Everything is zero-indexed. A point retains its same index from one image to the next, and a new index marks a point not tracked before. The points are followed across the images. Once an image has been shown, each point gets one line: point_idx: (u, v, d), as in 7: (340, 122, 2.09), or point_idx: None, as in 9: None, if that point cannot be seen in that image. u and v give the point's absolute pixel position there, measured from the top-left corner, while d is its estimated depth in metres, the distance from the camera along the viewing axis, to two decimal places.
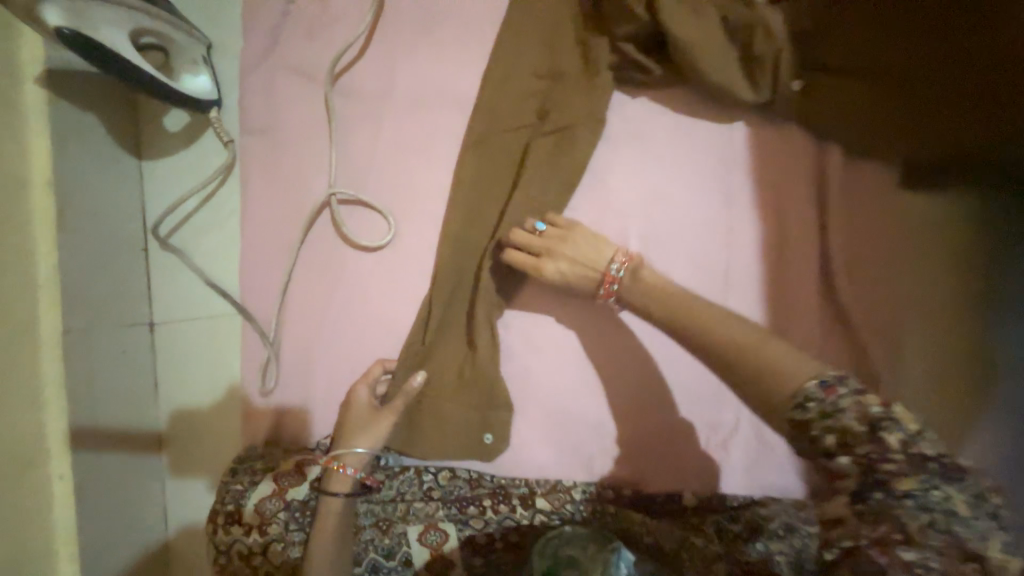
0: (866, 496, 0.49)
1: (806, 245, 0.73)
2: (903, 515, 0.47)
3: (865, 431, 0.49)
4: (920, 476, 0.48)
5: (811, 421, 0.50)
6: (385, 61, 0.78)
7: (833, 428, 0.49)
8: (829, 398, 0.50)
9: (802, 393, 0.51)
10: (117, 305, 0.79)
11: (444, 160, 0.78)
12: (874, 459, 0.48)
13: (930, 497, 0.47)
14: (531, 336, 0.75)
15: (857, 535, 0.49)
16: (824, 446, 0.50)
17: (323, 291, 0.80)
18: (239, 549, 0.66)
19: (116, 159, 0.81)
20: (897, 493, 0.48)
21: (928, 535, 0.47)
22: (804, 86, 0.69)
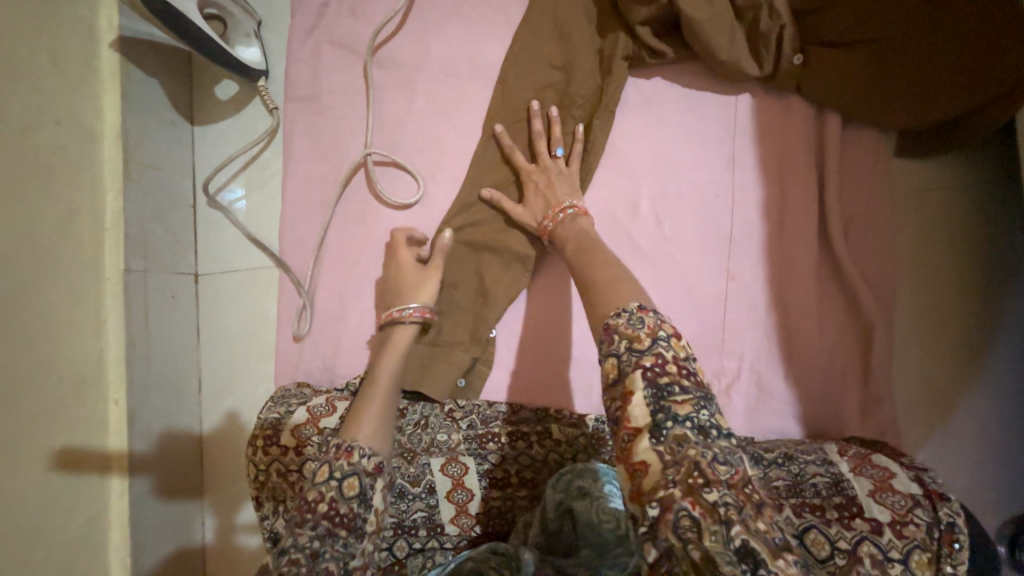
0: (659, 427, 0.46)
1: (809, 205, 0.77)
2: (697, 450, 0.45)
3: (649, 344, 0.50)
4: (698, 399, 0.48)
5: (615, 337, 0.52)
6: (420, 35, 0.85)
7: (627, 339, 0.51)
8: (634, 318, 0.52)
9: (617, 314, 0.53)
10: (171, 252, 0.87)
11: (471, 127, 0.85)
12: (659, 374, 0.48)
13: (702, 418, 0.47)
14: None
15: (666, 484, 0.44)
16: (620, 358, 0.51)
17: (357, 243, 0.86)
18: (276, 468, 0.74)
19: (174, 121, 0.89)
20: (683, 420, 0.46)
21: (721, 469, 0.45)
22: (805, 60, 0.74)
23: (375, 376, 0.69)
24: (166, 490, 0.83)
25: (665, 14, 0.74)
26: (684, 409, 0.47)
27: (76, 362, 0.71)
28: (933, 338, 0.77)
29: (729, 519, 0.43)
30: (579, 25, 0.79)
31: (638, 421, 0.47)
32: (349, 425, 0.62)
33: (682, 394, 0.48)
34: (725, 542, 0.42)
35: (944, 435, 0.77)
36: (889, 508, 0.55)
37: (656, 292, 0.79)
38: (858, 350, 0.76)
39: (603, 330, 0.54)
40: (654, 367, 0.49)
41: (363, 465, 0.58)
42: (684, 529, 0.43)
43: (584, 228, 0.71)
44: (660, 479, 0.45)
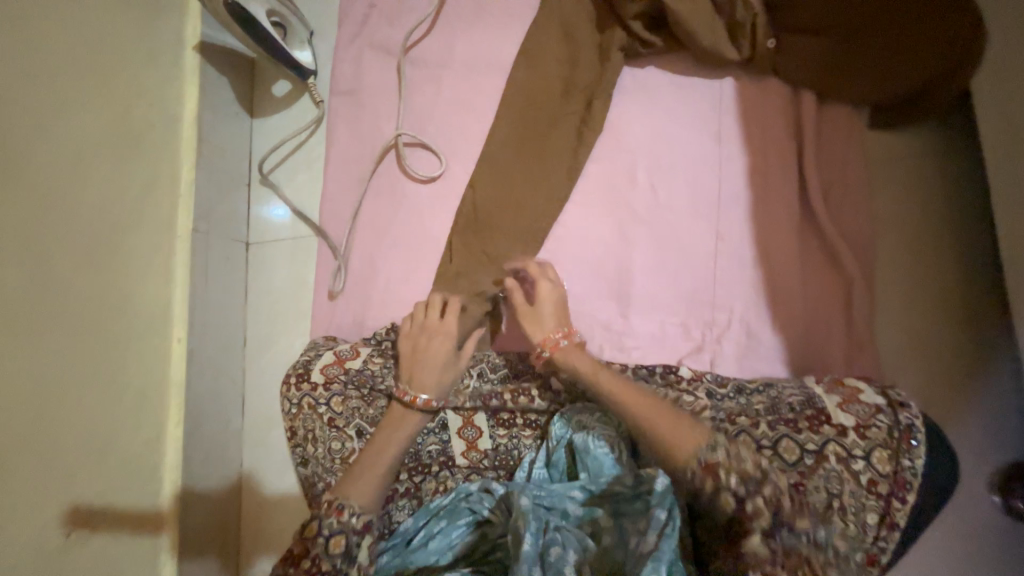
0: (769, 534, 0.56)
1: (789, 173, 0.85)
2: (806, 556, 0.54)
3: (761, 475, 0.58)
4: (809, 516, 0.56)
5: (722, 472, 0.58)
6: (446, 38, 1.00)
7: (736, 469, 0.58)
8: (731, 452, 0.59)
9: (710, 445, 0.60)
10: (229, 221, 1.01)
11: (488, 113, 0.97)
12: (776, 499, 0.56)
13: (816, 533, 0.55)
14: (563, 239, 0.91)
15: (771, 566, 0.54)
16: (734, 492, 0.57)
17: (387, 214, 0.99)
18: (306, 402, 0.82)
19: (238, 113, 1.05)
20: (794, 530, 0.55)
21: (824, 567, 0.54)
22: (778, 44, 0.84)
23: (380, 446, 0.73)
24: (212, 428, 0.93)
25: (653, 10, 0.86)
26: (801, 523, 0.56)
27: (149, 301, 0.84)
28: (913, 290, 0.83)
29: None
30: (581, 24, 0.92)
31: (758, 521, 0.56)
32: (343, 485, 0.69)
33: (799, 512, 0.56)
34: None
35: (930, 380, 0.81)
36: (854, 415, 0.63)
37: (651, 252, 0.88)
38: (841, 300, 0.82)
39: (700, 465, 0.59)
40: (769, 494, 0.57)
41: (352, 524, 0.66)
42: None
43: (573, 363, 0.74)
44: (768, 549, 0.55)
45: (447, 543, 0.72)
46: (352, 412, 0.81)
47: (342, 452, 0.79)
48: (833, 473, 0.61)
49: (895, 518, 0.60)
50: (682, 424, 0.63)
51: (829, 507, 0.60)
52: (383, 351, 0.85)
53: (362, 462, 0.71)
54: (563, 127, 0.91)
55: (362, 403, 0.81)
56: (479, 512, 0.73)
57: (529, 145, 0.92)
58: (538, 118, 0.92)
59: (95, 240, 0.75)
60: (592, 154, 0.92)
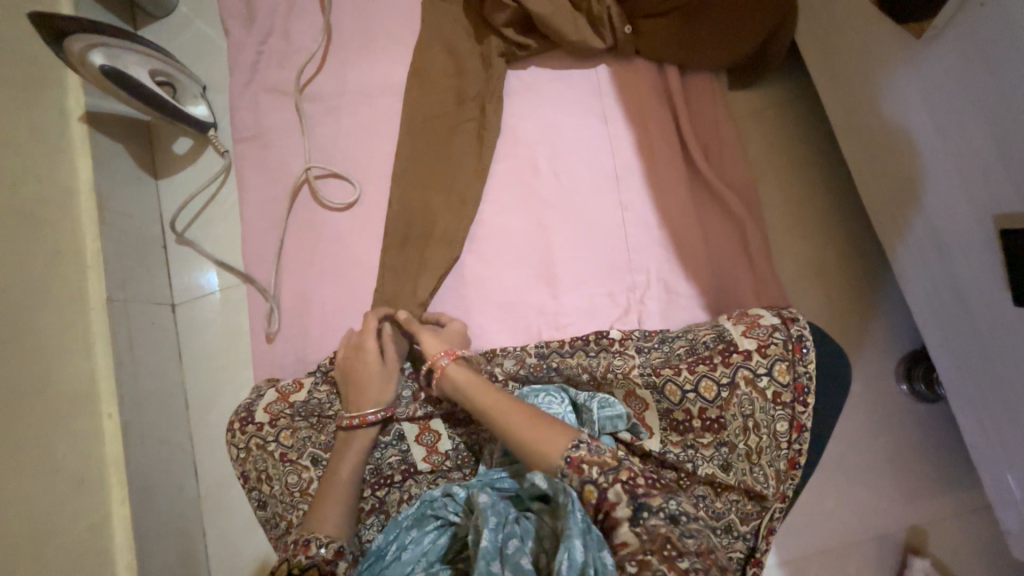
0: (636, 514, 0.56)
1: (670, 139, 0.94)
2: (668, 528, 0.55)
3: (617, 461, 0.60)
4: (665, 493, 0.58)
5: (585, 466, 0.59)
6: (338, 70, 1.04)
7: (596, 462, 0.60)
8: (592, 447, 0.62)
9: (575, 444, 0.62)
10: (148, 283, 0.99)
11: (392, 133, 1.01)
12: (631, 481, 0.58)
13: (670, 505, 0.57)
14: (485, 236, 0.95)
15: (644, 551, 0.53)
16: (596, 480, 0.58)
17: (310, 246, 1.00)
18: (255, 443, 0.80)
19: (139, 177, 1.04)
20: (655, 507, 0.56)
21: (689, 541, 0.55)
22: (636, 30, 0.93)
23: (336, 471, 0.74)
24: (162, 501, 0.89)
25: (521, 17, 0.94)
26: (656, 499, 0.57)
27: (71, 380, 0.80)
28: (796, 221, 0.93)
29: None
30: (462, 38, 0.99)
31: (616, 499, 0.57)
32: (308, 521, 0.69)
33: (655, 492, 0.58)
34: None
35: (827, 295, 0.90)
36: (756, 338, 0.69)
37: (565, 232, 0.94)
38: (741, 242, 0.91)
39: (567, 465, 0.60)
40: (627, 478, 0.59)
41: (321, 554, 0.64)
42: (656, 526, 0.55)
43: (456, 381, 0.75)
44: (626, 512, 0.56)
45: (420, 552, 0.68)
46: (304, 442, 0.79)
47: (300, 484, 0.77)
48: (745, 399, 0.68)
49: (802, 421, 0.68)
50: (549, 430, 0.64)
51: (747, 428, 0.68)
52: (328, 377, 0.86)
53: (319, 495, 0.72)
54: (464, 133, 0.97)
55: (314, 432, 0.81)
56: (444, 518, 0.71)
57: (440, 154, 0.96)
58: (436, 129, 0.97)
59: (1, 326, 0.72)
60: (497, 154, 0.97)
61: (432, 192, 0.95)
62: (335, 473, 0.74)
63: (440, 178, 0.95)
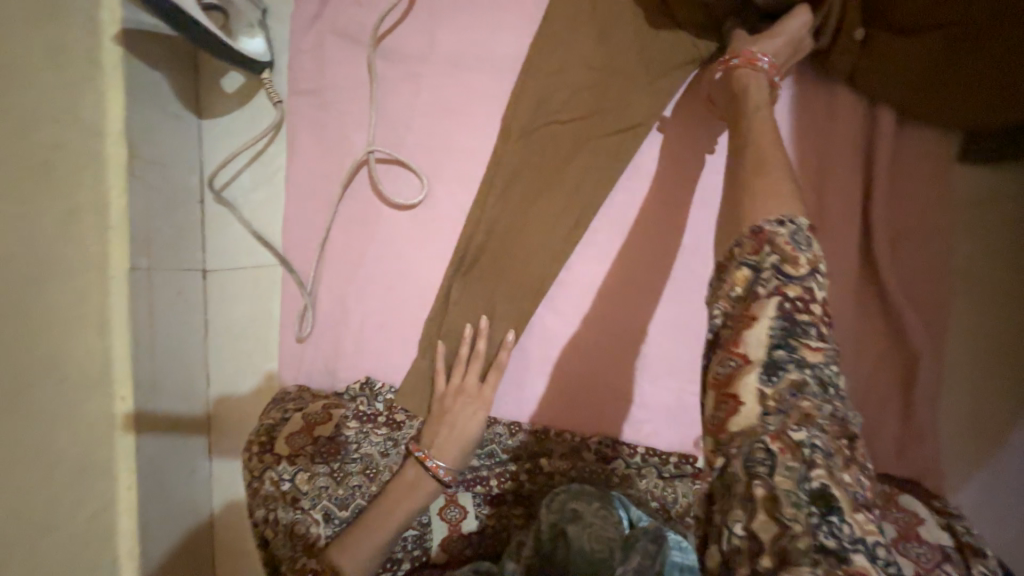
0: (779, 355, 0.41)
1: (849, 215, 0.68)
2: (812, 403, 0.40)
3: (806, 274, 0.43)
4: (832, 351, 0.42)
5: (766, 249, 0.44)
6: (427, 24, 0.81)
7: (780, 252, 0.43)
8: (798, 236, 0.44)
9: (779, 221, 0.45)
10: (179, 246, 0.88)
11: (478, 127, 0.80)
12: (802, 306, 0.42)
13: (830, 372, 0.41)
14: (569, 289, 0.78)
15: (759, 425, 0.40)
16: (761, 272, 0.44)
17: (360, 243, 0.84)
18: (269, 477, 0.70)
19: (180, 115, 0.88)
20: (806, 365, 0.41)
21: (823, 420, 0.40)
22: (867, 41, 0.64)
23: (387, 508, 0.65)
24: (170, 486, 0.84)
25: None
26: (812, 356, 0.41)
27: (82, 362, 0.71)
28: (988, 364, 0.68)
29: (811, 463, 0.38)
30: (614, 15, 0.73)
31: (747, 373, 0.41)
32: (341, 543, 0.64)
33: (818, 342, 0.42)
34: (800, 481, 0.38)
35: (999, 475, 0.68)
36: (914, 560, 0.49)
37: (668, 305, 0.75)
38: (899, 376, 0.68)
39: (750, 233, 0.45)
40: (797, 298, 0.42)
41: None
42: (757, 462, 0.38)
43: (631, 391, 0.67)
44: (756, 424, 0.40)
45: None
46: (319, 492, 0.69)
47: (306, 540, 0.67)
48: None
49: None
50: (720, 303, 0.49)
51: None
52: (360, 413, 0.75)
53: (362, 518, 0.65)
54: (576, 154, 0.75)
55: (331, 482, 0.70)
56: None
57: (543, 172, 0.75)
58: (548, 132, 0.75)
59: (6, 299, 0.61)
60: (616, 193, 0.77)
61: (532, 218, 0.75)
62: (387, 503, 0.65)
63: (537, 200, 0.75)
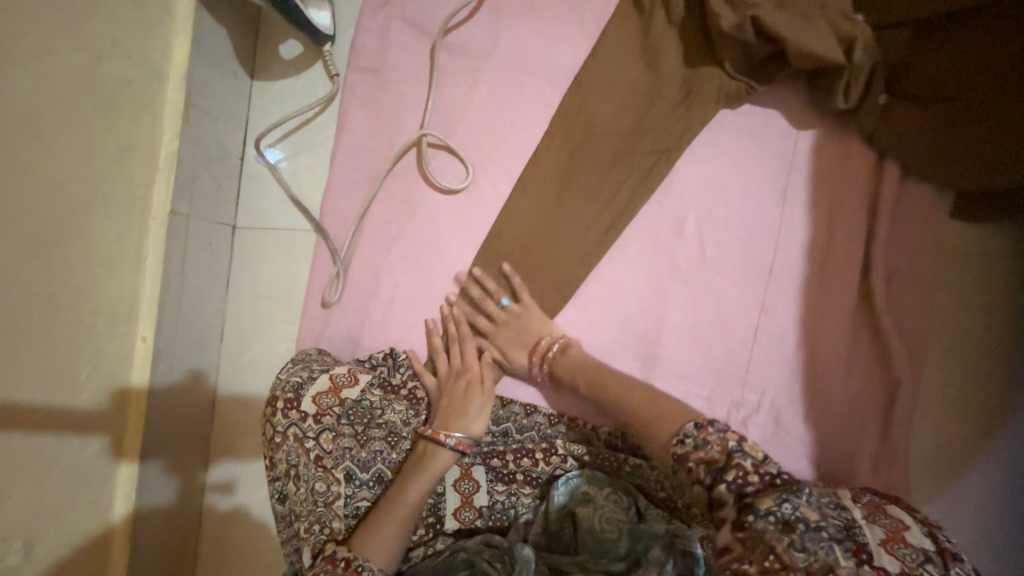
0: (739, 518, 0.52)
1: (852, 252, 0.77)
2: (776, 536, 0.50)
3: (727, 462, 0.54)
4: (779, 494, 0.52)
5: (692, 462, 0.56)
6: (492, 25, 0.86)
7: (701, 459, 0.56)
8: (700, 441, 0.57)
9: (680, 439, 0.59)
10: (217, 199, 0.89)
11: (528, 125, 0.85)
12: (739, 480, 0.53)
13: (782, 511, 0.51)
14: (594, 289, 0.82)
15: (744, 563, 0.51)
16: (705, 484, 0.55)
17: (399, 220, 0.87)
18: (293, 433, 0.72)
19: (236, 73, 0.90)
20: (761, 512, 0.51)
21: (800, 556, 0.49)
22: (887, 104, 0.76)
23: (402, 489, 0.67)
24: (178, 434, 0.83)
25: (758, 41, 0.73)
26: (765, 503, 0.51)
27: (112, 296, 0.71)
28: (958, 395, 0.77)
29: None
30: (664, 43, 0.80)
31: (728, 545, 0.52)
32: (360, 535, 0.65)
33: (767, 493, 0.52)
34: None
35: (954, 497, 0.76)
36: (899, 559, 0.52)
37: (686, 313, 0.81)
38: (881, 401, 0.76)
39: (676, 458, 0.58)
40: (733, 478, 0.53)
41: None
42: None
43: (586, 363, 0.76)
44: (746, 568, 0.50)
45: None
46: (343, 452, 0.71)
47: (325, 496, 0.69)
48: None
49: None
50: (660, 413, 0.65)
51: None
52: (385, 382, 0.78)
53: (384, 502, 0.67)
54: (616, 164, 0.81)
55: (355, 444, 0.72)
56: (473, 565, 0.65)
57: (568, 182, 0.82)
58: (591, 141, 0.82)
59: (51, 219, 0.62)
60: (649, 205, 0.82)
61: (570, 217, 0.81)
62: (404, 487, 0.67)
63: (575, 201, 0.82)
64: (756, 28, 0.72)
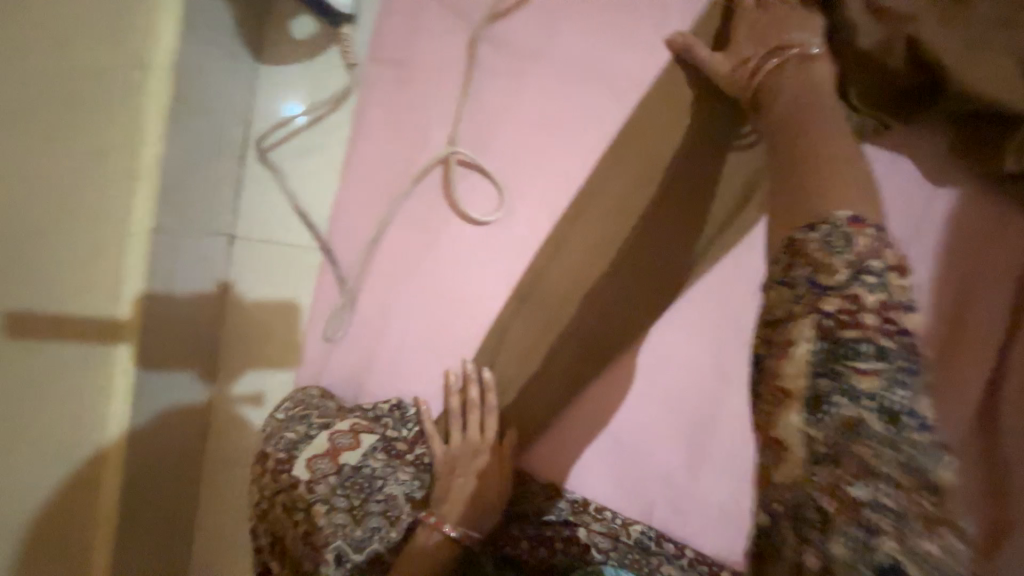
0: (830, 370, 0.37)
1: (984, 352, 0.61)
2: (869, 445, 0.35)
3: (850, 285, 0.38)
4: (894, 372, 0.36)
5: (798, 267, 0.40)
6: (548, 14, 0.69)
7: (814, 266, 0.39)
8: (839, 236, 0.39)
9: (811, 229, 0.40)
10: (211, 207, 0.74)
11: (584, 147, 0.69)
12: (850, 326, 0.37)
13: (893, 398, 0.35)
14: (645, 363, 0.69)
15: (805, 475, 0.36)
16: (795, 294, 0.40)
17: (418, 248, 0.74)
18: (281, 502, 0.63)
19: (237, 53, 0.74)
20: (857, 394, 0.36)
21: (894, 464, 0.34)
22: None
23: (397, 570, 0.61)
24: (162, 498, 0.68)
25: (906, 68, 0.53)
26: (868, 383, 0.36)
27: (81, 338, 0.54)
28: None
29: (873, 524, 0.33)
30: None
31: (793, 384, 0.38)
32: None
33: (872, 361, 0.36)
34: (861, 546, 0.33)
35: None
36: None
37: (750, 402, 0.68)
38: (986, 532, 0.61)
39: (783, 249, 0.41)
40: (841, 317, 0.38)
41: None
42: (806, 520, 0.35)
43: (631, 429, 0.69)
44: (804, 470, 0.36)
45: None
46: (333, 529, 0.61)
47: None
48: None
49: None
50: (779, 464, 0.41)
51: None
52: (390, 446, 0.68)
53: None
54: (675, 216, 0.67)
55: (348, 520, 0.62)
56: None
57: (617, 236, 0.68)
58: (650, 182, 0.67)
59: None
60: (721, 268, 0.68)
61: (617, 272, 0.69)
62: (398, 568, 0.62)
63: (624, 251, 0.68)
64: (909, 49, 0.53)
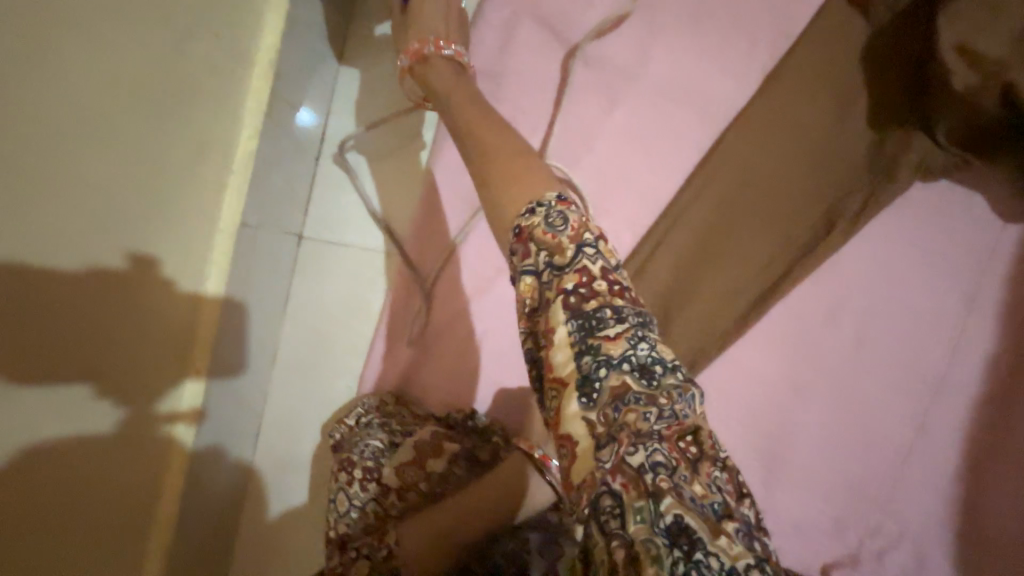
0: (590, 347, 0.36)
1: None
2: (636, 406, 0.35)
3: (573, 255, 0.39)
4: (631, 329, 0.37)
5: (532, 247, 0.39)
6: (640, 40, 0.72)
7: (548, 248, 0.39)
8: (553, 212, 0.40)
9: (533, 210, 0.40)
10: (290, 204, 0.73)
11: (670, 167, 0.72)
12: (587, 301, 0.37)
13: (647, 355, 0.36)
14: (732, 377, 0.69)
15: (597, 466, 0.34)
16: (540, 276, 0.39)
17: (499, 255, 0.75)
18: (373, 513, 0.58)
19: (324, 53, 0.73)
20: (608, 358, 0.36)
21: (655, 418, 0.34)
22: None
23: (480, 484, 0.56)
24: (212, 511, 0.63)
25: (996, 108, 0.59)
26: (614, 346, 0.36)
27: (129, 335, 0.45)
28: None
29: (657, 489, 0.32)
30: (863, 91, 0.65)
31: (563, 371, 0.37)
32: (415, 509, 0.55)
33: (613, 324, 0.37)
34: (650, 519, 0.31)
35: None
36: None
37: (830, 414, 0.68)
38: None
39: (516, 232, 0.40)
40: (587, 292, 0.38)
41: None
42: (604, 513, 0.32)
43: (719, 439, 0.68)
44: (592, 460, 0.34)
45: None
46: None
47: None
48: None
49: None
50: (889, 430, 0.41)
51: None
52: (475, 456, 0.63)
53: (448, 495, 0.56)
54: (772, 229, 0.67)
55: None
56: None
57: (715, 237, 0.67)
58: (748, 192, 0.67)
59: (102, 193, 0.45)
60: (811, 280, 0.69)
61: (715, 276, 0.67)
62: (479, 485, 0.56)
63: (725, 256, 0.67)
64: (1004, 91, 0.58)
